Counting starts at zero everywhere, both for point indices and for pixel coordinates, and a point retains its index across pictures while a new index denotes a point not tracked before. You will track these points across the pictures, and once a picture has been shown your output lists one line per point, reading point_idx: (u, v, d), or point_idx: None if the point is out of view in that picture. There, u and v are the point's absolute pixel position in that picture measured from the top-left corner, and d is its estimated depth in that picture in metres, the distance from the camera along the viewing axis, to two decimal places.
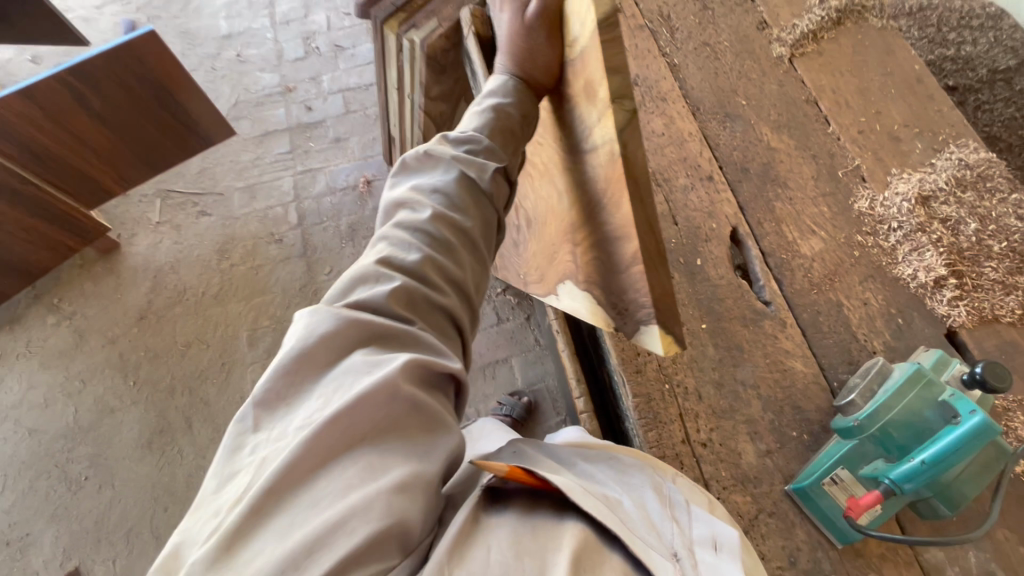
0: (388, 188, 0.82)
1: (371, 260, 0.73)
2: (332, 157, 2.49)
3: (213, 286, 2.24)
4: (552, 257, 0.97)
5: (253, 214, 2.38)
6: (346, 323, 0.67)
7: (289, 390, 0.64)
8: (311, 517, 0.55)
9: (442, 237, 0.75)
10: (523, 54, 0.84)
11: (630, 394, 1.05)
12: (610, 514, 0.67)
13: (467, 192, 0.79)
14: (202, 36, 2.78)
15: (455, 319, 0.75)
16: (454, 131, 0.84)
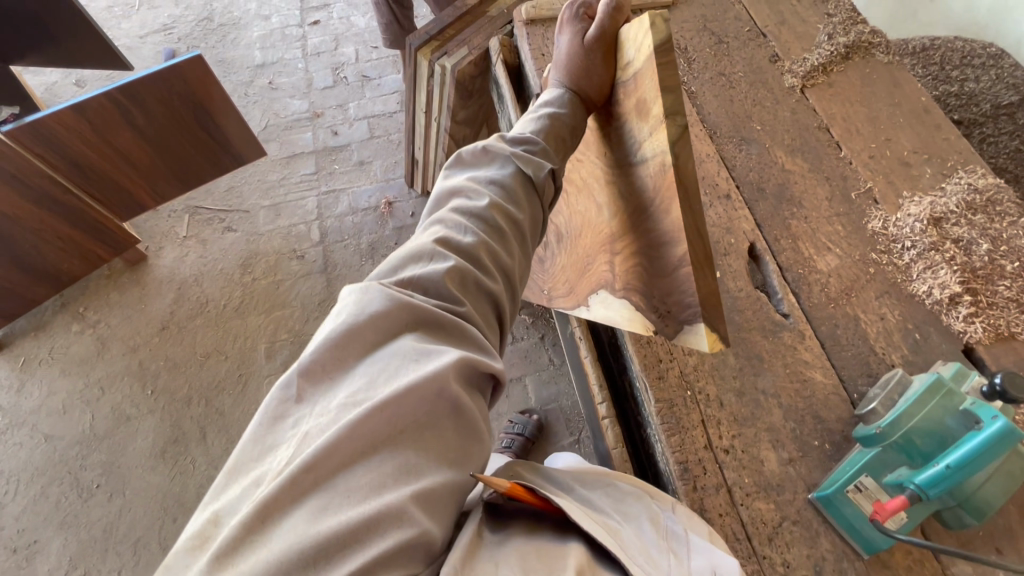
0: (443, 179, 0.88)
1: (430, 240, 0.79)
2: (355, 179, 2.58)
3: (234, 299, 2.29)
4: (583, 270, 0.99)
5: (277, 231, 2.45)
6: (395, 310, 0.71)
7: (334, 367, 0.68)
8: (347, 503, 0.58)
9: (497, 223, 0.81)
10: (579, 72, 0.88)
11: (652, 399, 1.07)
12: (608, 535, 0.72)
13: (521, 187, 0.84)
14: (237, 65, 2.93)
15: (499, 305, 0.81)
16: (512, 131, 0.88)
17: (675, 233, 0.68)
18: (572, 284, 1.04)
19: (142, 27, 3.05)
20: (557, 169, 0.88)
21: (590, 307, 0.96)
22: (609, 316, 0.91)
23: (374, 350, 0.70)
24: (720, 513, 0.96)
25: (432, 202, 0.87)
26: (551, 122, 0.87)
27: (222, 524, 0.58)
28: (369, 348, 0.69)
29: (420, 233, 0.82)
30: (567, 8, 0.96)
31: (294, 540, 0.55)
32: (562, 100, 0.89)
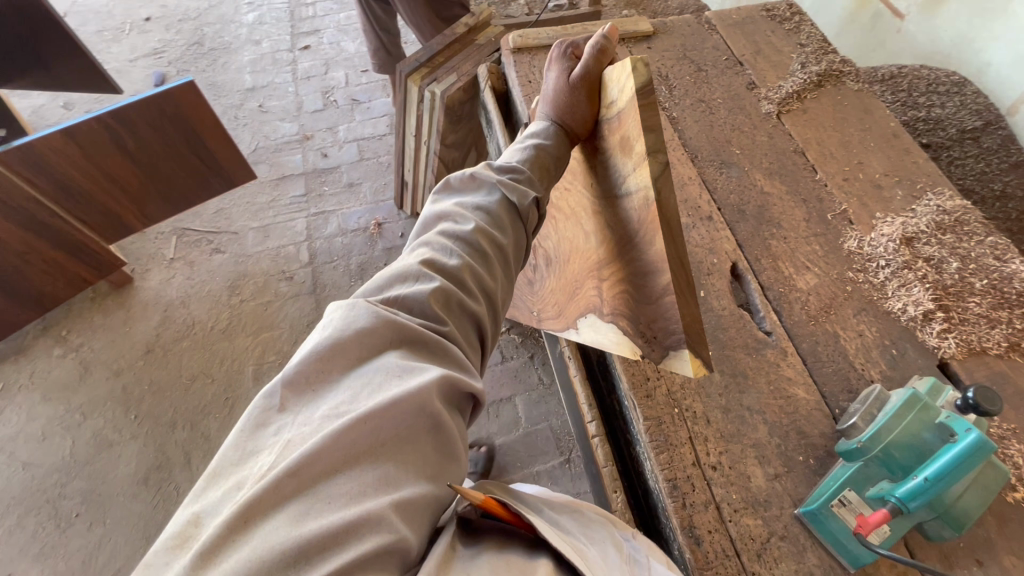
0: (432, 203, 0.91)
1: (416, 260, 0.81)
2: (345, 201, 2.60)
3: (222, 321, 2.27)
4: (571, 294, 0.99)
5: (266, 252, 2.45)
6: (380, 327, 0.73)
7: (318, 379, 0.69)
8: (328, 507, 0.58)
9: (480, 248, 0.83)
10: (565, 109, 0.92)
11: (640, 417, 1.08)
12: (577, 551, 0.75)
13: (506, 214, 0.87)
14: (227, 88, 2.96)
15: (480, 327, 0.83)
16: (499, 160, 0.92)
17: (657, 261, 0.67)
18: (561, 306, 1.06)
19: (132, 51, 3.08)
20: (540, 199, 0.90)
21: (579, 331, 0.96)
22: (600, 339, 0.90)
23: (358, 364, 0.71)
24: (709, 530, 0.97)
25: (419, 225, 0.89)
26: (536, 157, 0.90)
27: (199, 526, 0.57)
28: (354, 362, 0.71)
29: (407, 254, 0.84)
30: (556, 47, 1.00)
31: (273, 543, 0.54)
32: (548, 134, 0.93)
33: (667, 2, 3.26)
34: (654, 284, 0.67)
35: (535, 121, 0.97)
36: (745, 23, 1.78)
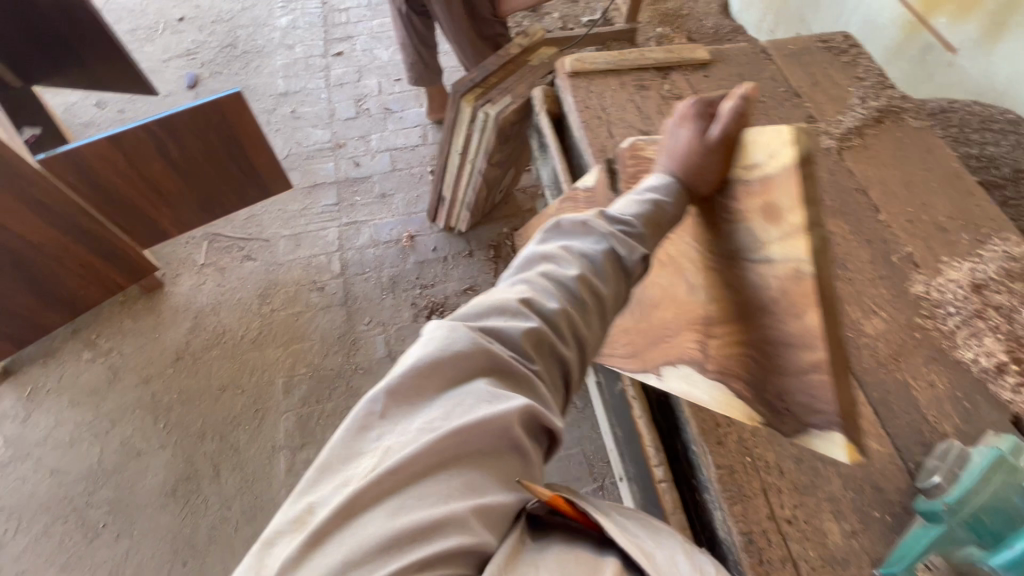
0: (538, 241, 0.85)
1: (513, 296, 0.77)
2: (377, 212, 2.58)
3: (253, 330, 2.25)
4: (658, 339, 0.97)
5: (297, 261, 2.43)
6: (477, 351, 0.70)
7: (416, 393, 0.67)
8: (420, 507, 0.59)
9: (581, 297, 0.77)
10: (690, 168, 0.81)
11: (713, 466, 1.06)
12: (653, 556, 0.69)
13: (612, 266, 0.79)
14: (260, 92, 2.95)
15: (568, 376, 0.78)
16: (612, 209, 0.83)
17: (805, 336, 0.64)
18: (637, 349, 1.02)
19: (165, 51, 3.07)
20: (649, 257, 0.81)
21: (665, 379, 0.93)
22: (695, 395, 0.87)
23: (453, 384, 0.69)
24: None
25: (519, 261, 0.84)
26: (654, 212, 0.80)
27: (304, 516, 0.58)
28: (449, 380, 0.69)
29: (506, 287, 0.80)
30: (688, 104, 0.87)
31: (368, 538, 0.55)
32: (671, 192, 0.82)
33: (701, 22, 3.24)
34: (793, 359, 0.65)
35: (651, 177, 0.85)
36: (802, 53, 1.76)
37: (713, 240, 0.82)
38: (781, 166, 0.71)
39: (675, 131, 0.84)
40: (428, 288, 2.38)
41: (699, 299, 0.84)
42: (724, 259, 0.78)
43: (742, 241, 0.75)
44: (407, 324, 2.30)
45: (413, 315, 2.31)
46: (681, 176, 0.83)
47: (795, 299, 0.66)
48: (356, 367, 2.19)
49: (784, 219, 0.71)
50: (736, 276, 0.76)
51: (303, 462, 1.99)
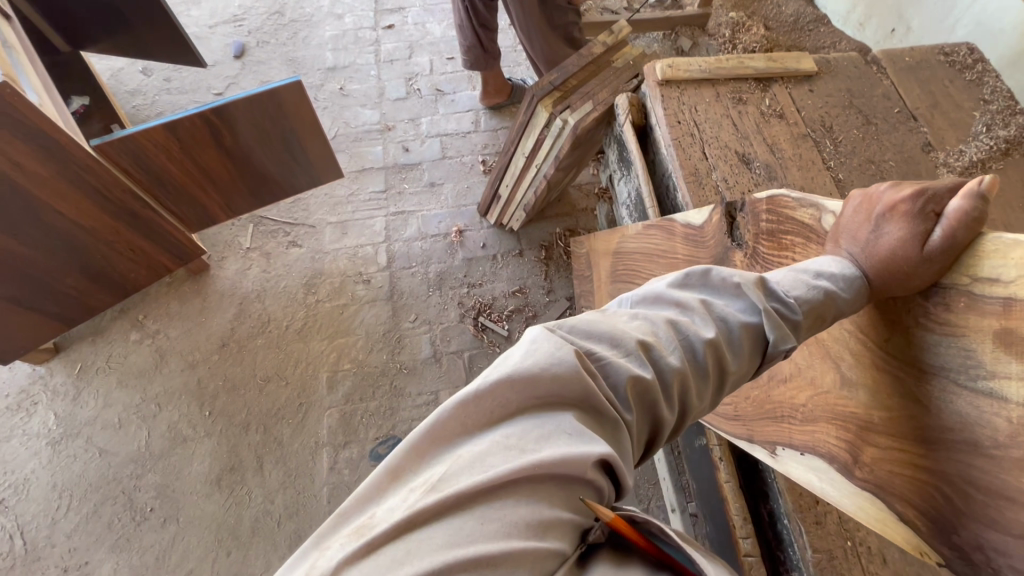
0: (676, 281, 0.68)
1: (630, 332, 0.59)
2: (425, 202, 2.48)
3: (297, 320, 2.21)
4: (778, 416, 0.90)
5: (343, 251, 2.36)
6: (575, 373, 0.51)
7: (499, 403, 0.50)
8: (483, 536, 0.42)
9: (705, 365, 0.61)
10: (890, 270, 0.66)
11: (811, 548, 0.96)
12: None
13: (749, 341, 0.65)
14: (308, 65, 2.83)
15: (657, 432, 0.59)
16: (774, 282, 0.68)
17: None
18: (742, 414, 0.98)
19: (212, 16, 2.95)
20: (795, 344, 0.66)
21: (778, 457, 0.87)
22: (828, 490, 0.80)
23: (542, 403, 0.51)
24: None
25: (640, 294, 0.67)
26: (823, 299, 0.68)
27: (362, 518, 0.45)
28: (542, 398, 0.51)
29: (625, 315, 0.63)
30: (880, 185, 0.71)
31: (415, 565, 0.40)
32: (848, 284, 0.69)
33: (781, 8, 2.95)
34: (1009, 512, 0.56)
35: (827, 263, 0.72)
36: (920, 68, 1.56)
37: (901, 350, 0.69)
38: None
39: (878, 221, 0.68)
40: (476, 287, 2.29)
41: (857, 398, 0.76)
42: (903, 368, 0.69)
43: (944, 357, 0.63)
44: (454, 324, 2.23)
45: (459, 316, 2.24)
46: (872, 274, 0.68)
47: None
48: (400, 365, 2.14)
49: None
50: (925, 394, 0.66)
51: (345, 461, 1.98)
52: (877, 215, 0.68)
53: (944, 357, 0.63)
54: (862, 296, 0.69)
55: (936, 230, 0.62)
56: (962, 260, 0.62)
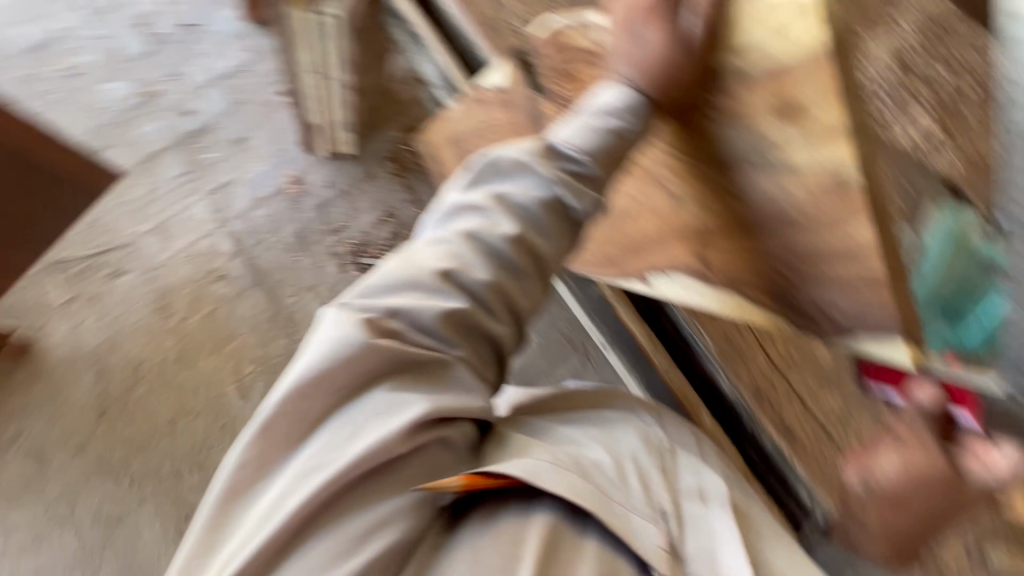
0: (471, 180, 0.63)
1: (431, 266, 0.57)
2: (242, 163, 2.13)
3: (171, 349, 1.95)
4: (637, 249, 0.84)
5: (180, 255, 2.04)
6: (358, 353, 0.52)
7: (303, 420, 0.53)
8: (319, 537, 0.49)
9: (515, 262, 0.60)
10: (660, 76, 0.61)
11: (710, 340, 1.07)
12: (598, 494, 0.60)
13: (554, 221, 0.62)
14: (6, 56, 2.18)
15: (496, 346, 0.61)
16: (558, 141, 0.62)
17: (851, 251, 0.58)
18: (613, 258, 0.90)
19: None
20: (603, 198, 0.64)
21: (651, 286, 0.87)
22: (693, 298, 0.80)
23: (346, 394, 0.53)
24: (797, 421, 1.02)
25: (448, 203, 0.62)
26: (615, 142, 0.62)
27: (213, 557, 0.50)
28: (341, 391, 0.53)
29: (424, 247, 0.59)
30: None
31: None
32: (633, 113, 0.62)
33: None
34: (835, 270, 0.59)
35: (603, 90, 0.65)
36: None
37: (695, 150, 0.66)
38: (811, 51, 0.51)
39: (637, 30, 0.61)
40: (341, 231, 2.04)
41: (689, 211, 0.71)
42: (707, 166, 0.65)
43: (741, 146, 0.61)
44: (338, 278, 2.01)
45: (340, 267, 2.01)
46: (643, 87, 0.62)
47: (834, 213, 0.57)
48: None
49: (806, 117, 0.54)
50: (734, 186, 0.64)
51: None
52: (636, 24, 0.61)
53: (742, 147, 0.61)
54: (645, 114, 0.63)
55: (690, 23, 0.58)
56: (718, 42, 0.58)
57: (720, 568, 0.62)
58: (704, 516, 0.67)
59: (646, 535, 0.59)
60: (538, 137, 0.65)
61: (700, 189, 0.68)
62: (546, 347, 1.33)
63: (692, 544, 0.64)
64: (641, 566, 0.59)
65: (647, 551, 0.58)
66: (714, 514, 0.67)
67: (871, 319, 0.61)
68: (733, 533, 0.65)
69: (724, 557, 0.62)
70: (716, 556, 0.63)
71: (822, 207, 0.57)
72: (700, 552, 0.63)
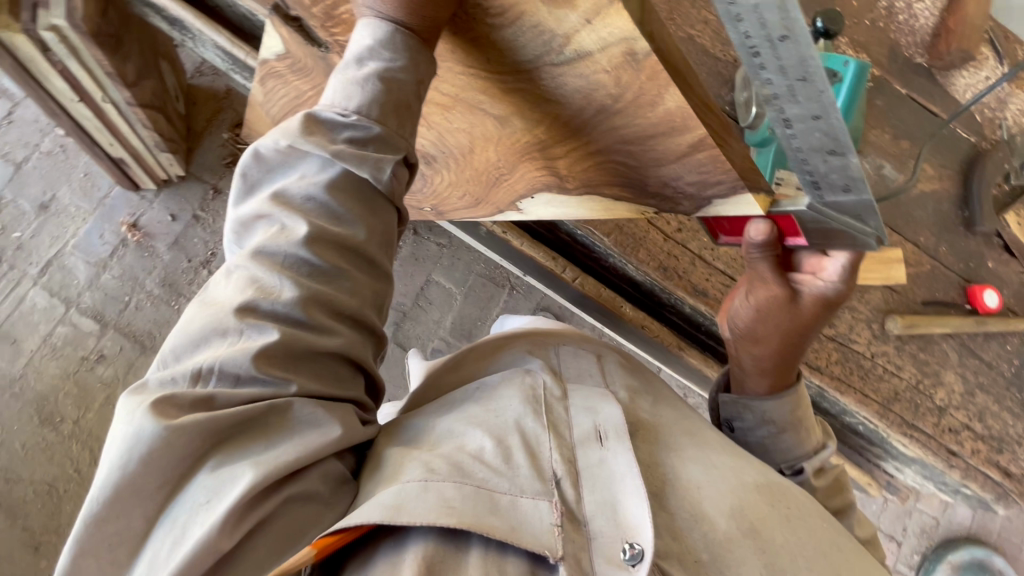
0: (241, 190, 0.46)
1: (229, 304, 0.42)
2: (62, 231, 1.37)
3: (74, 484, 1.24)
4: (495, 179, 0.75)
5: (36, 359, 1.30)
6: (163, 445, 0.37)
7: (116, 541, 0.38)
8: None
9: (321, 263, 0.43)
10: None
11: (600, 235, 0.96)
12: (476, 495, 0.44)
13: (353, 198, 0.45)
14: None
15: (357, 360, 0.46)
16: (322, 110, 0.44)
17: (668, 127, 0.44)
18: (479, 196, 0.84)
19: None
20: (406, 156, 0.47)
21: (525, 211, 0.81)
22: (568, 210, 0.74)
23: (172, 490, 0.39)
24: (706, 279, 0.95)
25: (229, 222, 0.46)
26: (387, 90, 0.44)
27: None
28: (157, 490, 0.38)
29: (223, 276, 0.44)
30: None
31: None
32: (393, 47, 0.44)
33: None
34: (668, 151, 0.46)
35: (360, 25, 0.45)
36: None
37: (479, 57, 0.50)
38: None
39: None
40: (217, 260, 1.38)
41: (516, 127, 0.58)
42: (507, 76, 0.50)
43: (528, 46, 0.45)
44: None
45: None
46: (396, 12, 0.43)
47: (639, 95, 0.43)
48: None
49: None
50: (542, 90, 0.50)
51: None
52: None
53: (528, 44, 0.44)
54: (413, 47, 0.44)
55: None
56: None
57: (627, 526, 0.45)
58: (604, 460, 0.49)
59: (536, 518, 0.44)
60: (304, 111, 0.45)
61: (506, 98, 0.54)
62: (471, 295, 1.44)
63: (592, 496, 0.47)
64: (536, 558, 0.43)
65: (533, 543, 0.42)
66: (643, 446, 0.55)
67: (730, 192, 0.48)
68: (635, 473, 0.48)
69: (625, 510, 0.46)
70: (618, 506, 0.46)
71: (626, 85, 0.42)
72: (602, 505, 0.47)
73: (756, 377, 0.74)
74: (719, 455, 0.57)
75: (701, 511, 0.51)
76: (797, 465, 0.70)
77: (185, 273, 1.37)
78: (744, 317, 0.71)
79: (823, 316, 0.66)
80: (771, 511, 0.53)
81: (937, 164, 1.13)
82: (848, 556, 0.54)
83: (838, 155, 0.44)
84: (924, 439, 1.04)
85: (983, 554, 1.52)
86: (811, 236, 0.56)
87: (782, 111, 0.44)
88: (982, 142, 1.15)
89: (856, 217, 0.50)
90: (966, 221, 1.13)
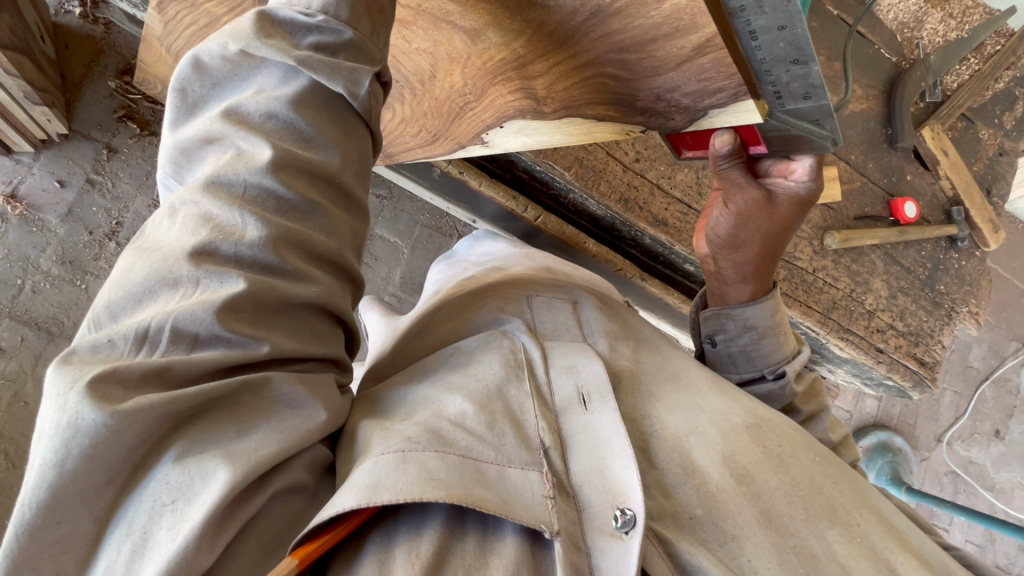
0: (179, 110, 0.37)
1: (178, 249, 0.33)
2: None
3: None
4: (458, 109, 0.69)
5: None
6: (112, 434, 0.29)
7: (53, 558, 0.29)
8: None
9: (291, 198, 0.36)
10: None
11: (561, 169, 0.91)
12: (461, 466, 0.36)
13: (326, 116, 0.37)
14: None
15: (337, 313, 0.39)
16: (284, 7, 0.37)
17: (674, 25, 0.41)
18: (435, 131, 0.77)
19: None
20: (381, 71, 0.40)
21: (489, 144, 0.75)
22: (541, 137, 0.69)
23: (127, 488, 0.30)
24: (666, 209, 0.96)
25: (166, 149, 0.38)
26: None
27: None
28: (105, 488, 0.29)
29: (169, 224, 0.35)
30: None
31: None
32: None
33: None
34: (665, 54, 0.44)
35: None
36: None
37: None
38: None
39: None
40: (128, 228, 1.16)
41: (490, 42, 0.53)
42: None
43: None
44: None
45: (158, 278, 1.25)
46: None
47: None
48: None
49: None
50: None
51: None
52: None
53: None
54: None
55: None
56: None
57: (617, 490, 0.38)
58: (588, 425, 0.42)
59: (526, 490, 0.37)
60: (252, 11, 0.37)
61: (488, 5, 0.48)
62: (419, 247, 1.37)
63: (579, 464, 0.40)
64: (530, 534, 0.36)
65: (527, 516, 0.35)
66: (625, 399, 0.49)
67: (729, 100, 0.46)
68: (621, 434, 0.41)
69: (615, 469, 0.39)
70: (607, 468, 0.40)
71: None
72: (590, 472, 0.40)
73: (738, 287, 0.72)
74: (707, 397, 0.52)
75: (690, 462, 0.44)
76: (780, 369, 0.69)
77: (88, 247, 1.14)
78: (723, 228, 0.68)
79: (800, 212, 0.64)
80: (763, 454, 0.47)
81: (866, 84, 1.19)
82: (844, 488, 0.47)
83: (802, 65, 0.41)
84: (857, 341, 1.13)
85: (886, 436, 1.75)
86: (773, 143, 0.54)
87: (748, 22, 0.40)
88: (902, 62, 1.22)
89: (817, 122, 0.47)
90: (890, 138, 1.20)
